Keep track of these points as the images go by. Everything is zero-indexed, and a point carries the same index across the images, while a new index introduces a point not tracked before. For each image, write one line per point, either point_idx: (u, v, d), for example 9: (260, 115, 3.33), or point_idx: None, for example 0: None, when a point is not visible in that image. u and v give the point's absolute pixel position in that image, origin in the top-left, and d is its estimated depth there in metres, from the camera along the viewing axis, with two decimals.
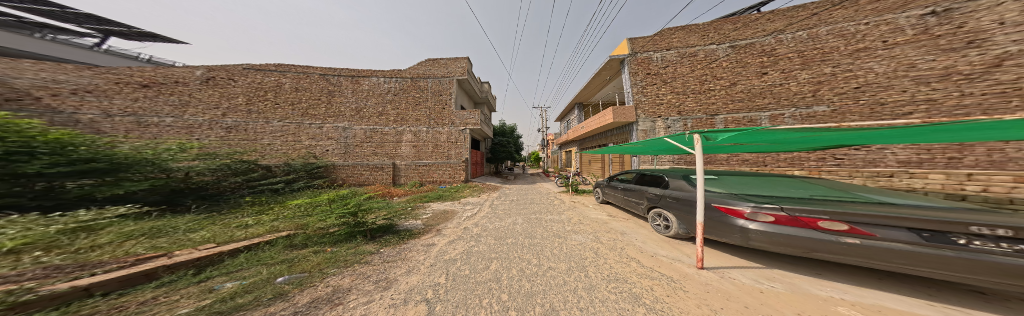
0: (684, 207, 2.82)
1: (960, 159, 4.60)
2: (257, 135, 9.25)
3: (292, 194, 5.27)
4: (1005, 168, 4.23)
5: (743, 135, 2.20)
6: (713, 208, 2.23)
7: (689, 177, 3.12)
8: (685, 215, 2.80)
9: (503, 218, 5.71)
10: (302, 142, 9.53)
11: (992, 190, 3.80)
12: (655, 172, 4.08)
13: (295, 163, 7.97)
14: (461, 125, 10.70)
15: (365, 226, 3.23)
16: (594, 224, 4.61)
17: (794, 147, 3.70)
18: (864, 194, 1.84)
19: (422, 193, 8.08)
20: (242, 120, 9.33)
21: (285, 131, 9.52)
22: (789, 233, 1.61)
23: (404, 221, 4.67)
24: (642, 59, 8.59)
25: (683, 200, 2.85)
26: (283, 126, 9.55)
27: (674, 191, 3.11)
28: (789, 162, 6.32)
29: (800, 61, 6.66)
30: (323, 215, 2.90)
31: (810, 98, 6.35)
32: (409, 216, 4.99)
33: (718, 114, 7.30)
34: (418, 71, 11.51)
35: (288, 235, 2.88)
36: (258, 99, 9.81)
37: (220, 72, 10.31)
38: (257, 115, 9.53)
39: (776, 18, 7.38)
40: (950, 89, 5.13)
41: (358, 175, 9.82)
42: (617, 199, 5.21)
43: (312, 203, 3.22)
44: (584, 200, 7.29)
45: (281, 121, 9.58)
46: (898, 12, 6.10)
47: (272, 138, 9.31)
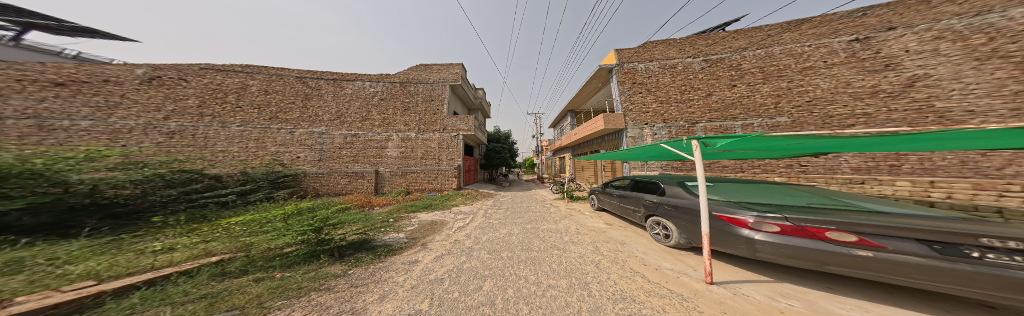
0: (683, 215, 2.79)
1: (900, 166, 5.35)
2: (209, 141, 8.13)
3: (245, 208, 4.46)
4: (936, 174, 5.02)
5: (740, 142, 2.20)
6: (714, 217, 2.20)
7: (684, 184, 3.13)
8: (686, 225, 2.75)
9: (498, 228, 5.37)
10: (268, 149, 8.47)
11: (958, 197, 4.40)
12: (649, 178, 4.13)
13: (257, 169, 6.88)
14: (453, 131, 10.33)
15: (332, 243, 2.77)
16: (591, 233, 4.48)
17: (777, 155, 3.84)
18: (863, 202, 1.83)
19: (408, 202, 7.46)
20: (190, 124, 8.17)
21: (247, 136, 8.44)
22: (796, 244, 1.58)
23: (385, 234, 4.14)
24: (628, 69, 9.17)
25: (681, 208, 2.84)
26: (243, 131, 8.46)
27: (671, 198, 3.11)
28: (763, 169, 6.68)
29: (761, 76, 7.48)
30: (276, 233, 2.39)
31: (773, 110, 7.02)
32: (391, 229, 4.47)
33: (698, 122, 7.86)
34: (409, 76, 11.17)
35: (224, 261, 2.31)
36: (214, 100, 8.68)
37: (169, 71, 9.05)
38: (211, 118, 8.41)
39: (739, 38, 8.32)
40: (881, 104, 5.97)
41: (335, 184, 8.91)
42: (613, 206, 5.19)
43: (262, 219, 2.66)
44: (579, 208, 7.21)
45: (241, 126, 8.50)
46: (832, 38, 7.15)
47: (227, 144, 8.16)
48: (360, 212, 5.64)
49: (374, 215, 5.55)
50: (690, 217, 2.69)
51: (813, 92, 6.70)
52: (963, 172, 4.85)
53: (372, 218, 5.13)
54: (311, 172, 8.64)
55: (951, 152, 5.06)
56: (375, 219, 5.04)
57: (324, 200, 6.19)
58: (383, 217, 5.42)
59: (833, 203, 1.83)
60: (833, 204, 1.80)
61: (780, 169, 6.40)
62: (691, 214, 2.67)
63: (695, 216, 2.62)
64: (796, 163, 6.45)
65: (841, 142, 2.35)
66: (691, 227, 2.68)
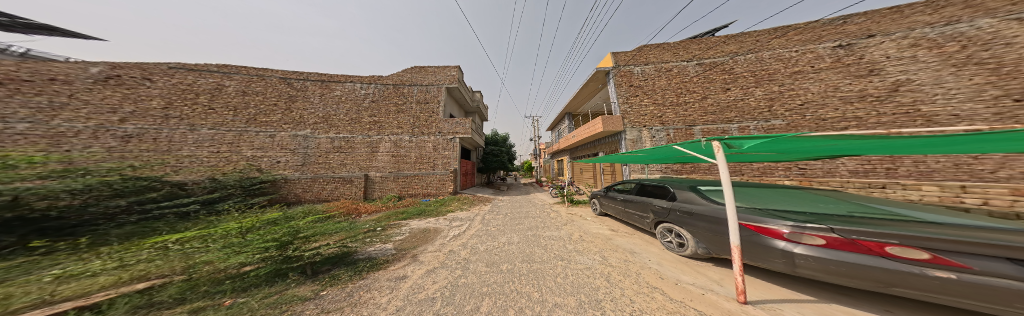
0: (699, 222, 2.61)
1: (896, 169, 5.42)
2: (174, 145, 7.45)
3: (207, 219, 3.90)
4: (931, 177, 5.17)
5: (769, 143, 1.99)
6: (742, 226, 2.02)
7: (698, 189, 2.96)
8: (703, 233, 2.57)
9: (496, 236, 5.03)
10: (243, 153, 7.84)
11: (996, 204, 4.17)
12: (655, 182, 4.00)
13: (229, 174, 6.24)
14: (449, 134, 9.98)
15: (301, 260, 2.36)
16: (597, 240, 4.26)
17: (792, 158, 3.64)
18: (923, 213, 1.60)
19: (399, 209, 6.97)
20: (151, 126, 7.50)
21: (219, 140, 7.79)
22: (846, 259, 1.39)
23: (371, 246, 3.70)
24: (625, 71, 9.27)
25: (695, 215, 2.68)
26: (214, 133, 7.82)
27: (683, 203, 2.94)
28: (761, 172, 6.66)
29: (753, 80, 7.63)
30: (222, 251, 1.95)
31: (767, 113, 7.11)
32: (379, 239, 4.04)
33: (695, 125, 7.89)
34: (403, 78, 10.83)
35: (154, 288, 1.86)
36: (183, 101, 8.04)
37: (132, 69, 8.33)
38: (177, 121, 7.74)
39: (730, 43, 8.53)
40: (869, 108, 6.09)
41: (321, 189, 8.30)
42: (616, 211, 5.04)
43: (201, 233, 2.16)
44: (581, 213, 6.97)
45: (211, 129, 7.85)
46: (817, 44, 7.35)
47: (194, 149, 7.51)
48: (345, 221, 5.17)
49: (359, 223, 5.07)
50: (706, 224, 2.53)
51: (803, 96, 6.83)
52: (959, 176, 4.94)
53: (357, 227, 4.66)
54: (293, 177, 8.05)
55: (945, 156, 5.20)
56: (358, 228, 4.58)
57: (305, 208, 5.69)
58: (371, 225, 4.97)
59: (883, 213, 1.61)
60: (888, 214, 1.57)
61: (781, 172, 6.34)
62: (707, 221, 2.51)
63: (712, 223, 2.47)
64: (795, 166, 6.49)
65: (877, 143, 2.13)
66: (707, 235, 2.52)
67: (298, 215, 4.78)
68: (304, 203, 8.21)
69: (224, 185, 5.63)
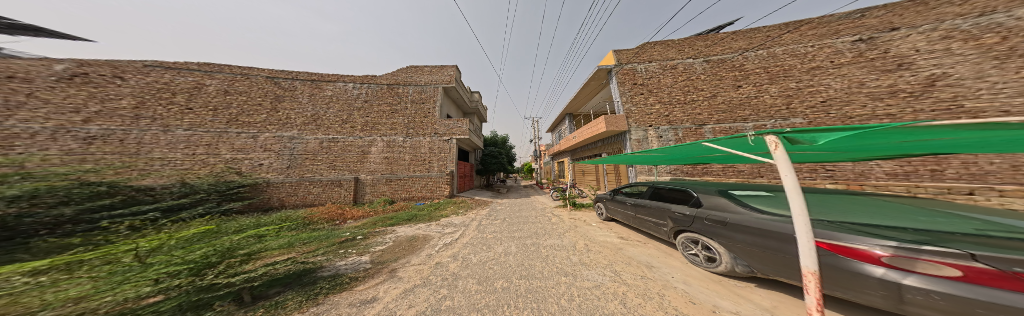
0: (736, 235, 2.12)
1: (944, 171, 4.58)
2: (145, 147, 7.09)
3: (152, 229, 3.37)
4: (988, 181, 4.23)
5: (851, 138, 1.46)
6: (820, 245, 1.56)
7: (729, 194, 2.46)
8: (742, 247, 2.07)
9: (492, 245, 4.53)
10: (222, 155, 7.44)
11: None
12: (671, 184, 3.52)
13: (204, 178, 5.76)
14: (446, 134, 9.55)
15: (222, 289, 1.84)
16: (606, 250, 3.76)
17: (857, 156, 2.98)
18: None
19: (389, 214, 6.45)
20: (118, 128, 7.12)
21: (197, 141, 7.42)
22: (995, 301, 0.87)
23: (343, 259, 3.20)
24: (628, 70, 8.95)
25: (731, 225, 2.19)
26: (190, 135, 7.44)
27: (711, 211, 2.46)
28: None
29: (767, 76, 7.11)
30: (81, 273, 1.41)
31: (785, 111, 6.55)
32: (356, 250, 3.57)
33: (705, 124, 7.41)
34: (397, 77, 10.48)
35: None
36: (157, 101, 7.76)
37: (101, 67, 7.84)
38: (152, 121, 7.40)
39: (738, 39, 8.10)
40: (902, 105, 5.33)
41: (306, 193, 7.86)
42: (626, 216, 4.57)
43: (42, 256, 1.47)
44: (585, 218, 6.46)
45: (188, 130, 7.48)
46: (834, 38, 6.73)
47: (168, 152, 7.10)
48: (324, 228, 4.67)
49: (336, 231, 4.55)
50: (747, 237, 2.02)
51: (825, 93, 6.22)
52: None
53: (334, 236, 4.15)
54: (275, 181, 7.66)
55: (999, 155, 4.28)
56: (334, 237, 4.08)
57: (285, 215, 5.30)
58: (353, 233, 4.47)
59: None
60: None
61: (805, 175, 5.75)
62: (749, 233, 2.00)
63: (754, 237, 1.96)
64: (821, 167, 5.90)
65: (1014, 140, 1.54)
66: (748, 250, 2.02)
67: (267, 223, 4.27)
68: (288, 208, 7.74)
69: (198, 190, 5.11)
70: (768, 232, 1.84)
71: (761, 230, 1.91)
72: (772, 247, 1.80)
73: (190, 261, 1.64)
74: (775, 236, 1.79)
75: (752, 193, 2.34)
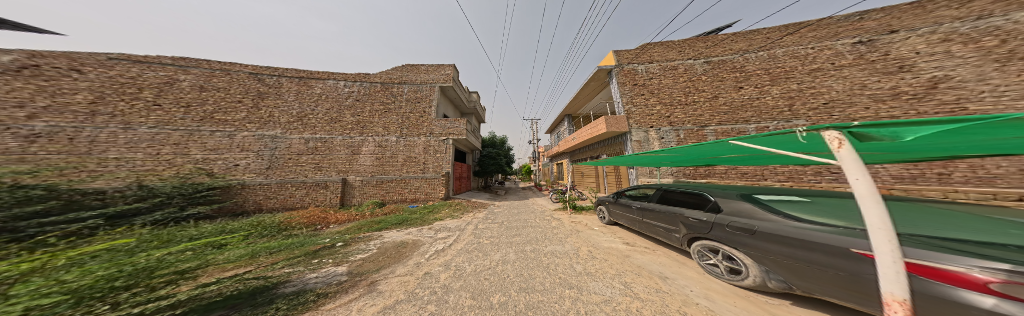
0: (761, 244, 1.82)
1: (950, 175, 4.60)
2: (101, 146, 6.40)
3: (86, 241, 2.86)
4: (996, 184, 4.28)
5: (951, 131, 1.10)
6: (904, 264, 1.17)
7: (753, 198, 2.14)
8: (770, 259, 1.76)
9: (489, 252, 4.19)
10: (191, 155, 6.82)
11: None
12: (683, 187, 3.23)
13: (167, 179, 5.26)
14: (442, 135, 9.16)
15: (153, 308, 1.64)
16: (612, 258, 3.48)
17: (908, 156, 2.62)
18: None
19: (377, 218, 5.99)
20: (69, 124, 6.44)
21: (162, 140, 6.80)
22: None
23: (317, 271, 2.79)
24: (628, 70, 8.85)
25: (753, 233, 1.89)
26: (154, 133, 6.82)
27: (729, 217, 2.17)
28: (788, 176, 5.82)
29: (768, 78, 7.05)
30: None
31: (787, 112, 6.47)
32: (333, 260, 3.14)
33: (707, 126, 7.31)
34: (392, 76, 10.04)
35: None
36: (118, 96, 7.04)
37: (56, 59, 7.07)
38: (112, 118, 6.73)
39: (739, 41, 8.07)
40: (906, 107, 5.28)
41: (288, 196, 7.32)
42: (631, 220, 4.30)
43: None
44: (587, 221, 6.20)
45: (151, 128, 6.85)
46: (834, 40, 6.73)
47: (126, 151, 6.43)
48: (303, 235, 4.21)
49: (314, 237, 4.10)
50: (772, 246, 1.73)
51: (828, 94, 6.15)
52: None
53: (312, 243, 3.75)
54: (252, 182, 7.09)
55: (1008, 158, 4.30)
56: (311, 245, 3.65)
57: (257, 221, 4.82)
58: (333, 239, 4.04)
59: None
60: None
61: (811, 177, 5.56)
62: (776, 242, 1.70)
63: (782, 247, 1.65)
64: (824, 169, 5.54)
65: None
66: (777, 262, 1.71)
67: (236, 233, 3.81)
68: (265, 212, 7.12)
69: (157, 193, 4.67)
70: (797, 241, 1.54)
71: (790, 239, 1.60)
72: (802, 258, 1.51)
73: (72, 289, 1.41)
74: (806, 246, 1.48)
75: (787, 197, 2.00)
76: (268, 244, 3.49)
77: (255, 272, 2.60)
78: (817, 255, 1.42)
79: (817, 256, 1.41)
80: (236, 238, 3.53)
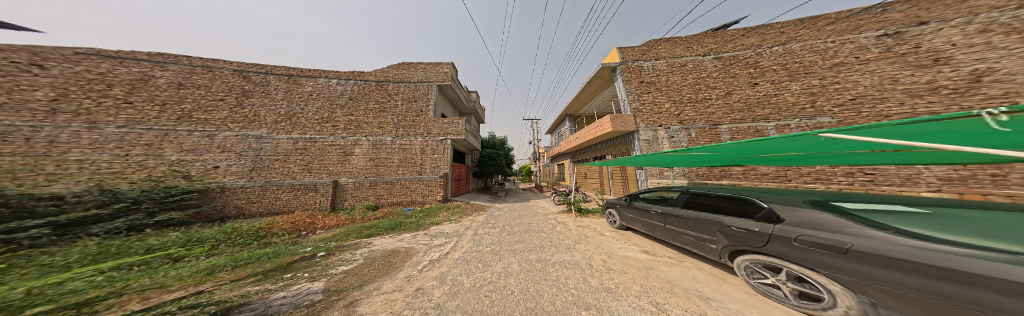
0: (847, 265, 1.42)
1: None
2: (62, 146, 5.92)
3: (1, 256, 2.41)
4: None
5: None
6: None
7: (828, 205, 1.71)
8: (868, 286, 1.34)
9: (490, 262, 3.71)
10: (167, 157, 6.39)
11: None
12: (721, 191, 2.83)
13: (136, 184, 5.09)
14: (440, 135, 8.75)
15: None
16: (634, 271, 3.04)
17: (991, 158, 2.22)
18: None
19: (369, 222, 5.52)
20: (26, 123, 5.93)
21: (134, 140, 6.39)
22: None
23: (293, 284, 2.35)
24: (634, 67, 8.48)
25: (833, 250, 1.48)
26: (124, 133, 6.40)
27: (795, 228, 1.75)
28: (815, 177, 5.37)
29: (786, 74, 6.66)
30: None
31: (810, 109, 6.05)
32: (315, 271, 2.72)
33: (721, 124, 6.89)
34: (387, 74, 9.65)
35: None
36: (83, 93, 6.56)
37: None
38: (80, 117, 6.30)
39: (750, 36, 7.70)
40: (946, 102, 4.82)
41: (273, 199, 6.90)
42: (651, 228, 3.89)
43: None
44: (595, 226, 5.75)
45: (121, 127, 6.44)
46: (856, 33, 6.35)
47: (94, 153, 6.03)
48: (281, 243, 3.75)
49: (294, 246, 3.62)
50: (864, 268, 1.32)
51: (854, 90, 5.76)
52: None
53: (297, 251, 3.32)
54: (234, 185, 6.68)
55: None
56: (287, 256, 3.10)
57: (234, 227, 4.39)
58: (317, 248, 3.56)
59: None
60: None
61: (840, 178, 5.11)
62: (865, 262, 1.31)
63: (877, 269, 1.26)
64: (857, 169, 5.08)
65: None
66: (878, 290, 1.30)
67: (196, 243, 3.33)
68: (246, 217, 6.63)
69: (122, 198, 4.43)
70: (913, 264, 1.10)
71: (884, 259, 1.22)
72: (917, 286, 1.11)
73: None
74: (929, 272, 1.05)
75: (885, 203, 1.52)
76: (237, 254, 3.00)
77: (205, 295, 1.95)
78: (940, 283, 1.02)
79: (941, 285, 1.02)
80: (199, 249, 3.07)
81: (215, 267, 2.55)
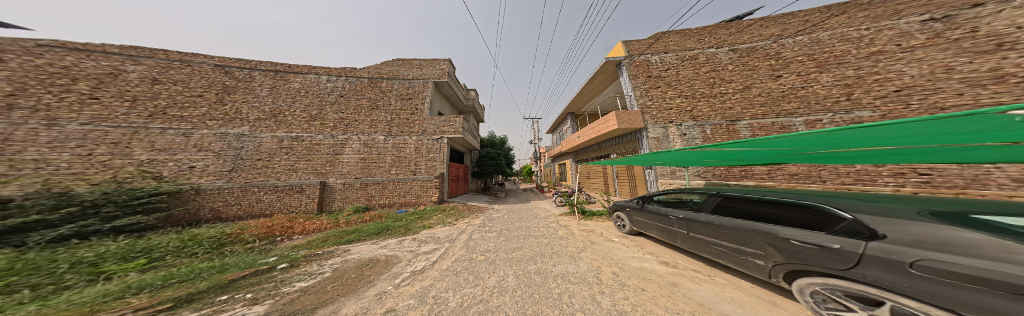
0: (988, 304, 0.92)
1: None
2: (11, 144, 5.63)
3: None
4: None
5: None
6: None
7: (959, 217, 1.13)
8: None
9: (482, 274, 3.16)
10: (134, 157, 6.10)
11: None
12: (769, 195, 2.30)
13: (97, 186, 5.08)
14: (436, 133, 8.29)
15: None
16: (654, 289, 2.48)
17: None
18: None
19: (352, 227, 5.06)
20: None
21: (90, 138, 6.04)
22: None
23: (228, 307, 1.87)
24: (641, 61, 7.91)
25: (963, 281, 0.98)
26: (86, 130, 6.10)
27: (895, 247, 1.23)
28: (856, 177, 4.78)
29: (815, 64, 6.08)
30: None
31: (845, 102, 5.48)
32: (267, 288, 2.26)
33: (739, 119, 6.29)
34: (380, 71, 9.24)
35: None
36: (43, 87, 6.23)
37: None
38: (39, 113, 6.00)
39: (770, 25, 7.07)
40: (1017, 92, 4.05)
41: (253, 202, 6.53)
42: (669, 236, 3.39)
43: None
44: (601, 230, 5.20)
45: (83, 124, 6.14)
46: (894, 19, 5.71)
47: (52, 151, 5.74)
48: (243, 252, 3.31)
49: (257, 256, 3.16)
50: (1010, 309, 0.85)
51: (899, 80, 5.13)
52: None
53: (254, 263, 2.85)
54: (206, 188, 6.31)
55: None
56: (236, 271, 2.60)
57: (194, 234, 3.95)
58: (281, 259, 3.09)
59: None
60: None
61: (887, 179, 4.49)
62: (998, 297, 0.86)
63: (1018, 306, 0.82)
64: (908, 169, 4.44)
65: None
66: None
67: (137, 255, 2.91)
68: (225, 220, 6.29)
69: (74, 201, 4.55)
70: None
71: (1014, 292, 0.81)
72: None
73: None
74: None
75: None
76: (173, 270, 2.50)
77: None
78: None
79: None
80: (133, 263, 2.61)
81: (121, 292, 1.97)
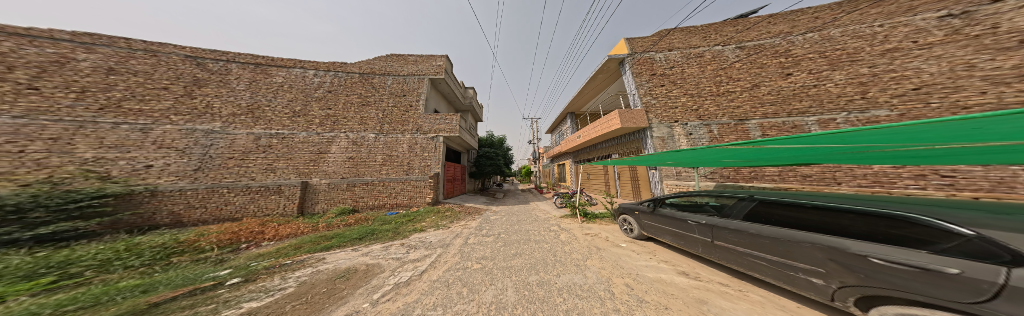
0: None
1: None
2: None
3: None
4: None
5: None
6: None
7: None
8: None
9: (478, 286, 2.72)
10: (82, 155, 5.45)
11: None
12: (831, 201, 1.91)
13: (27, 186, 4.39)
14: (431, 132, 7.81)
15: None
16: (680, 307, 2.10)
17: None
18: None
19: (331, 231, 4.50)
20: None
21: (28, 134, 5.32)
22: None
23: None
24: (644, 59, 7.67)
25: None
26: (23, 124, 5.38)
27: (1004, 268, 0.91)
28: (871, 180, 4.64)
29: (826, 62, 5.97)
30: None
31: (860, 100, 5.35)
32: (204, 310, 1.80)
33: (748, 119, 6.10)
34: (373, 66, 8.69)
35: None
36: None
37: None
38: None
39: (778, 23, 6.95)
40: None
41: (221, 204, 5.91)
42: (688, 243, 3.04)
43: None
44: (606, 234, 4.83)
45: (20, 118, 5.41)
46: (910, 15, 5.64)
47: None
48: (188, 263, 2.80)
49: (204, 269, 2.65)
50: None
51: (917, 78, 5.02)
52: None
53: (193, 279, 2.35)
54: (161, 189, 5.70)
55: None
56: (165, 291, 2.09)
57: (135, 243, 3.42)
58: (233, 272, 2.60)
59: None
60: None
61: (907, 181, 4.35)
62: None
63: None
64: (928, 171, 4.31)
65: None
66: None
67: (43, 272, 2.38)
68: (186, 224, 5.66)
69: None
70: None
71: None
72: None
73: None
74: None
75: None
76: (74, 294, 1.99)
77: None
78: None
79: None
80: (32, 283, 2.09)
81: None
